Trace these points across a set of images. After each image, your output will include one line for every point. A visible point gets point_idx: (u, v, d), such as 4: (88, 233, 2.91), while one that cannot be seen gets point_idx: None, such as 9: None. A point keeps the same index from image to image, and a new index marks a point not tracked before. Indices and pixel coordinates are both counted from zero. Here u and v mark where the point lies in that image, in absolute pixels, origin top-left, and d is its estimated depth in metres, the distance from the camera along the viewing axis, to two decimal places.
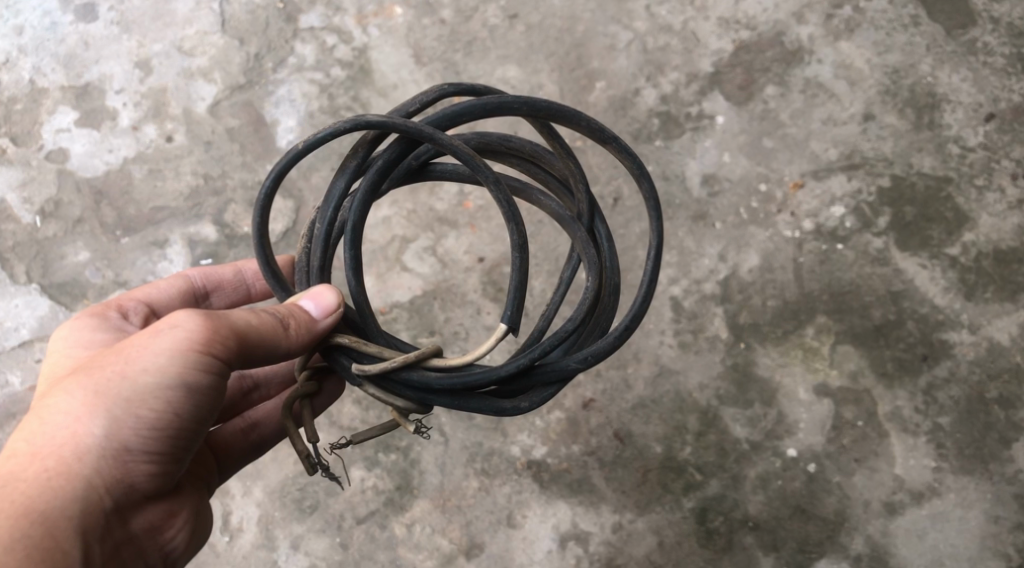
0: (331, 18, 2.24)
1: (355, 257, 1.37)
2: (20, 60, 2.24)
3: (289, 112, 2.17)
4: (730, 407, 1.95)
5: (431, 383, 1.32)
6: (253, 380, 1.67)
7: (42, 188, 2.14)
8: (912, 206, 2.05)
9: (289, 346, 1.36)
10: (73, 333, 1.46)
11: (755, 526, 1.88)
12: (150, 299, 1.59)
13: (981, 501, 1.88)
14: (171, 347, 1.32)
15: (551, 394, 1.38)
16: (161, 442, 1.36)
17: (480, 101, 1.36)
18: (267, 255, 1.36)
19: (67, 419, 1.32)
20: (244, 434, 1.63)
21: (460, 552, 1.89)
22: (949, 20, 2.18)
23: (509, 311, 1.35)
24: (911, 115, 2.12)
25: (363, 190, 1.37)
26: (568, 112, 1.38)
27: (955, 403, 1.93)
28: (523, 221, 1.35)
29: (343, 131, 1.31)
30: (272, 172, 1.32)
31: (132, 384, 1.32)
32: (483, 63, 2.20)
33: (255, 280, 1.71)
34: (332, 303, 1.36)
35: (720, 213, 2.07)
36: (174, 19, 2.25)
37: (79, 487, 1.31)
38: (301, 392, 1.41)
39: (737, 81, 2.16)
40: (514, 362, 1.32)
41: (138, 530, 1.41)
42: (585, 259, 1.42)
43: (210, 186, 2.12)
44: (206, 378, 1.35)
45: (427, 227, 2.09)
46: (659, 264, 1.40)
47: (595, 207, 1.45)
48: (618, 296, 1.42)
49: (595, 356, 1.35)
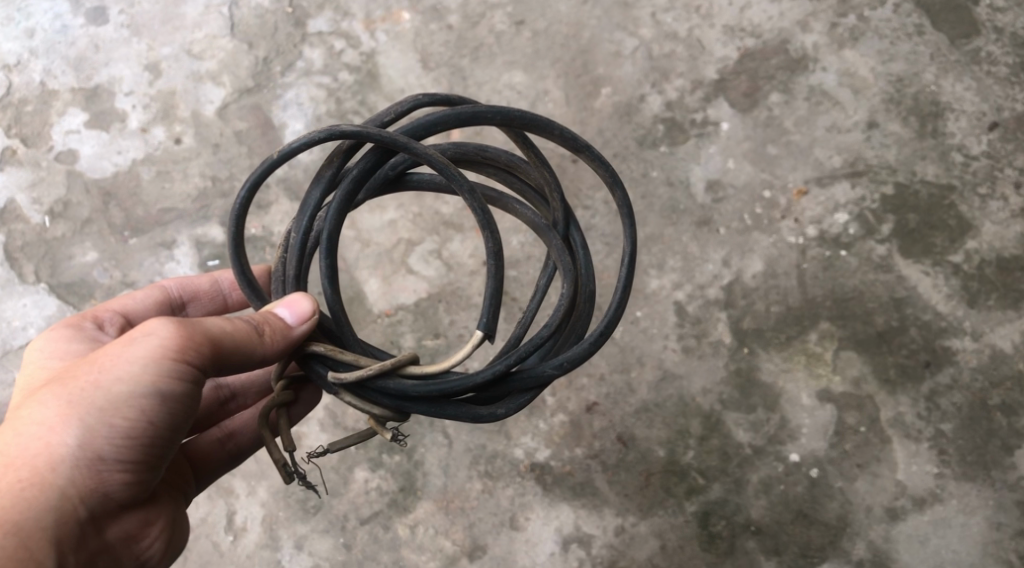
0: (339, 23, 2.26)
1: (330, 266, 1.38)
2: (31, 63, 2.26)
3: (296, 115, 2.18)
4: (733, 412, 1.95)
5: (407, 390, 1.33)
6: (230, 390, 1.68)
7: (51, 188, 2.16)
8: (915, 214, 2.06)
9: (263, 353, 1.36)
10: (49, 343, 1.47)
11: (757, 530, 1.89)
12: (127, 310, 1.60)
13: (983, 507, 1.88)
14: (145, 356, 1.33)
15: (527, 401, 1.39)
16: (135, 451, 1.36)
17: (455, 111, 1.37)
18: (242, 265, 1.36)
19: (41, 429, 1.32)
20: (220, 444, 1.63)
21: (463, 554, 1.89)
22: (953, 29, 2.19)
23: (485, 317, 1.36)
24: (915, 123, 2.13)
25: (338, 200, 1.38)
26: (543, 122, 1.39)
27: (957, 410, 1.93)
28: (498, 229, 1.36)
29: (316, 141, 1.31)
30: (247, 182, 1.32)
31: (105, 393, 1.33)
32: (490, 69, 2.22)
33: (232, 289, 1.72)
34: (307, 311, 1.36)
35: (724, 219, 2.08)
36: (183, 23, 2.27)
37: (52, 497, 1.32)
38: (277, 401, 1.41)
39: (741, 89, 2.18)
40: (491, 369, 1.33)
41: (115, 539, 1.41)
42: (560, 267, 1.43)
43: (217, 188, 2.13)
44: (180, 386, 1.35)
45: (432, 231, 2.10)
46: (633, 271, 1.41)
47: (571, 215, 1.46)
48: (593, 302, 1.43)
49: (570, 362, 1.36)
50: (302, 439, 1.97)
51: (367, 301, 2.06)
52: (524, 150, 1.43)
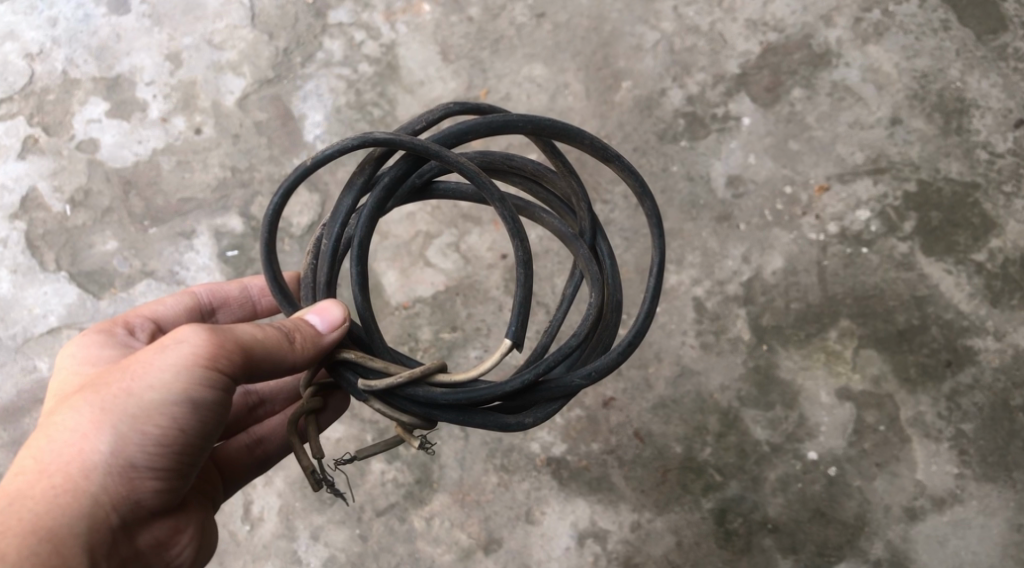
0: (359, 14, 2.26)
1: (361, 273, 1.37)
2: (53, 51, 2.26)
3: (317, 106, 2.18)
4: (752, 409, 1.94)
5: (436, 398, 1.32)
6: (259, 396, 1.68)
7: (72, 177, 2.16)
8: (938, 211, 2.04)
9: (294, 360, 1.37)
10: (80, 348, 1.47)
11: (774, 528, 1.88)
12: (157, 315, 1.60)
13: (1004, 509, 1.86)
14: (177, 362, 1.33)
15: (555, 410, 1.39)
16: (166, 458, 1.36)
17: (485, 119, 1.37)
18: (273, 270, 1.37)
19: (74, 436, 1.33)
20: (248, 449, 1.64)
21: (478, 547, 1.89)
22: (979, 25, 2.16)
23: (513, 326, 1.35)
24: (939, 120, 2.10)
25: (373, 205, 1.38)
26: (572, 130, 1.38)
27: (979, 410, 1.92)
28: (527, 238, 1.35)
29: (349, 148, 1.31)
30: (280, 188, 1.33)
31: (138, 401, 1.33)
32: (510, 62, 2.21)
33: (261, 296, 1.72)
34: (338, 317, 1.36)
35: (744, 215, 2.07)
36: (205, 13, 2.27)
37: (85, 504, 1.32)
38: (306, 408, 1.42)
39: (763, 84, 2.16)
40: (519, 378, 1.33)
41: (146, 546, 1.41)
42: (588, 276, 1.42)
43: (237, 178, 2.14)
44: (211, 393, 1.35)
45: (451, 223, 2.09)
46: (661, 281, 1.40)
47: (598, 225, 1.45)
48: (620, 313, 1.42)
49: (599, 372, 1.36)
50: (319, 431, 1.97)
51: (384, 293, 2.06)
52: (553, 158, 1.43)
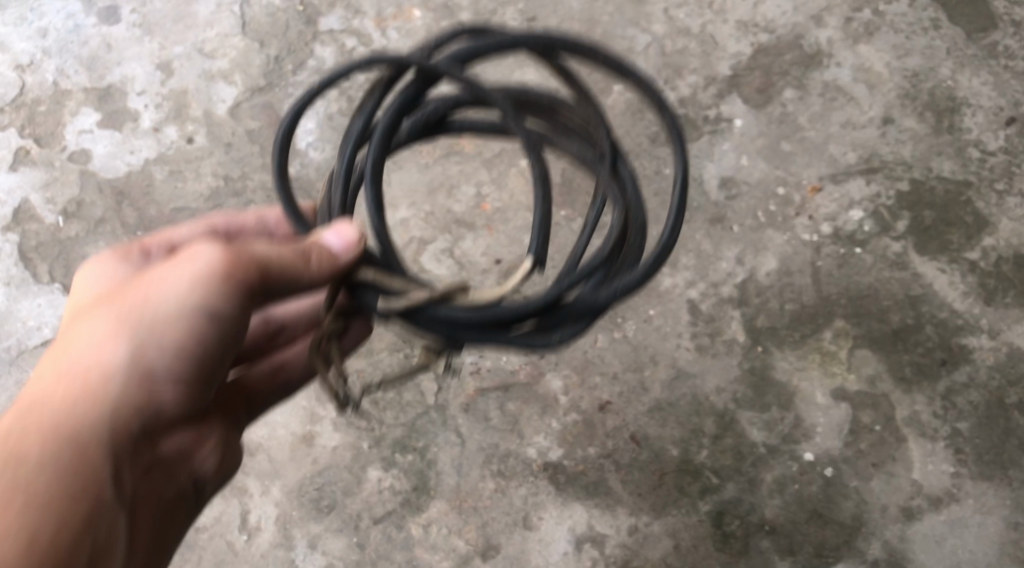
0: (350, 21, 2.26)
1: (374, 197, 1.34)
2: (43, 62, 2.26)
3: (309, 114, 2.19)
4: (747, 411, 1.94)
5: (459, 318, 1.28)
6: (279, 323, 1.66)
7: (64, 188, 2.15)
8: (931, 210, 2.04)
9: (310, 279, 1.32)
10: (97, 269, 1.47)
11: (772, 529, 1.88)
12: (176, 239, 1.56)
13: (1000, 507, 1.87)
14: (191, 276, 1.31)
15: (582, 331, 1.32)
16: (188, 364, 1.37)
17: (492, 39, 1.37)
18: (285, 186, 1.34)
19: (92, 343, 1.31)
20: (271, 376, 1.63)
21: (476, 554, 1.89)
22: (970, 23, 2.17)
23: (531, 245, 1.36)
24: (931, 119, 2.11)
25: (384, 124, 1.37)
26: (582, 43, 1.36)
27: (974, 408, 1.92)
28: (541, 156, 1.37)
29: (355, 64, 1.33)
30: (290, 109, 1.33)
31: (154, 308, 1.33)
32: (502, 66, 2.21)
33: (279, 226, 1.65)
34: (356, 238, 1.31)
35: (737, 216, 2.07)
36: (195, 22, 2.27)
37: (105, 412, 1.31)
38: (328, 331, 1.39)
39: (755, 85, 2.16)
40: (541, 296, 1.29)
41: (169, 452, 1.44)
42: (608, 195, 1.39)
43: (230, 187, 2.14)
44: (230, 306, 1.34)
45: (445, 229, 2.10)
46: (685, 197, 1.34)
47: (619, 147, 1.40)
48: (644, 236, 1.37)
49: (624, 291, 1.30)
50: (315, 439, 1.96)
51: None
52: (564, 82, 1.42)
